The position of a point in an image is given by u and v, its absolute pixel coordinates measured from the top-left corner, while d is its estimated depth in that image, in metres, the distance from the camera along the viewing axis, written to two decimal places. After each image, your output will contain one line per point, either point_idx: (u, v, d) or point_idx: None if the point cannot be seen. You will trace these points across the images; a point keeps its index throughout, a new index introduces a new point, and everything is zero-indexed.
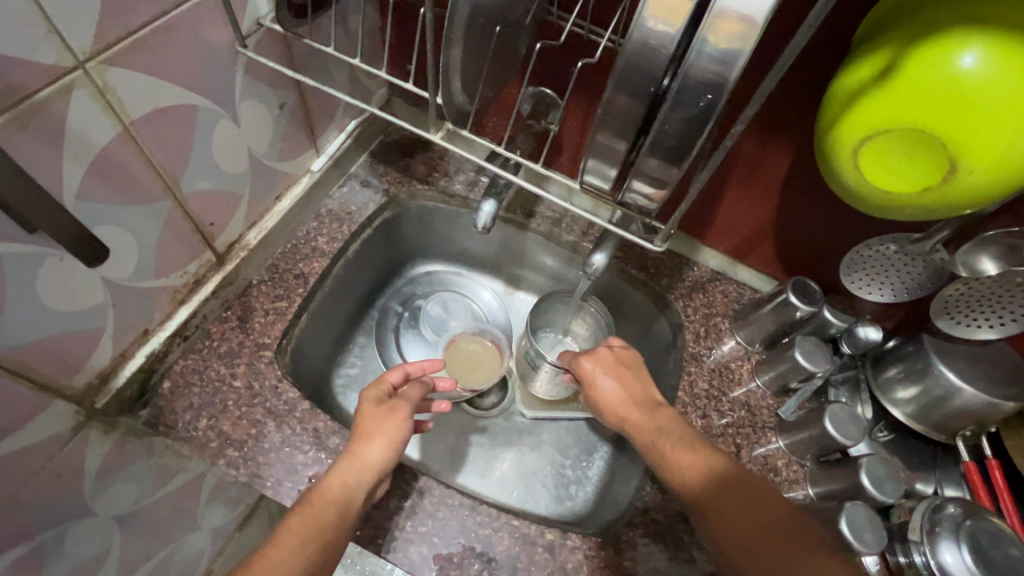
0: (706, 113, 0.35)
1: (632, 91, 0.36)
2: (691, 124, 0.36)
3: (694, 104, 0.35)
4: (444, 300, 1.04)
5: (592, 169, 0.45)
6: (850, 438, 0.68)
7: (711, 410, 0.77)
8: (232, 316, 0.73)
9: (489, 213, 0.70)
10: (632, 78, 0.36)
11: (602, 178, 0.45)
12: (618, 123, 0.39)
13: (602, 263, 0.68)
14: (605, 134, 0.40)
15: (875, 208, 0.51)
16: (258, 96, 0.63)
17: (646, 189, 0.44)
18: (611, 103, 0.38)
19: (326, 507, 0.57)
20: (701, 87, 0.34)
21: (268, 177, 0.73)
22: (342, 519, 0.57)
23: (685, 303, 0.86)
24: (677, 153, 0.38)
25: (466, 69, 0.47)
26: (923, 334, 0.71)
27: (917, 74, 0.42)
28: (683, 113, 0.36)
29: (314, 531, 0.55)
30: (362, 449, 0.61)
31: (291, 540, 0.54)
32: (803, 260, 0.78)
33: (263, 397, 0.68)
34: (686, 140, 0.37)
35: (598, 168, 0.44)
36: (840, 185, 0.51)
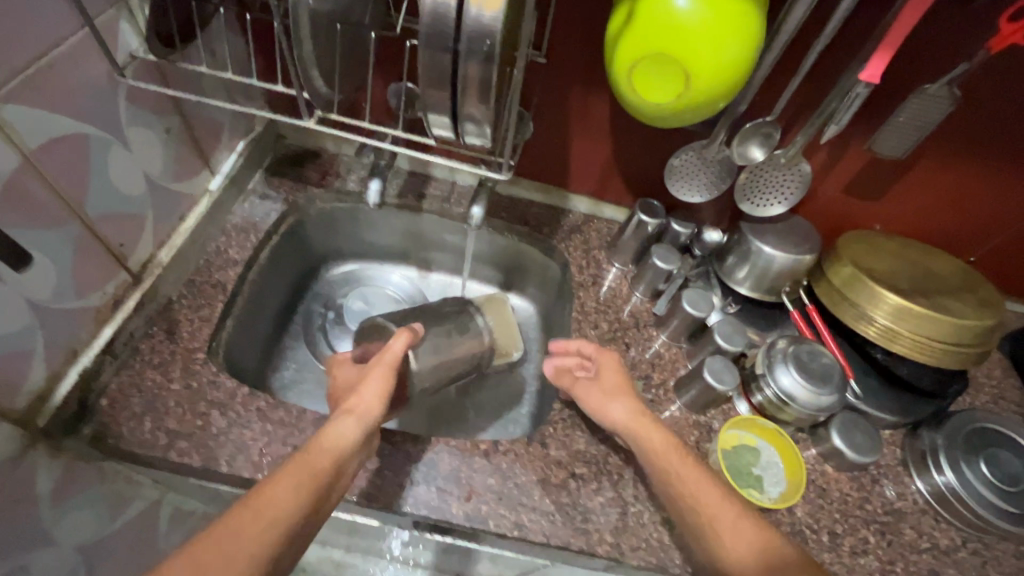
0: (491, 56, 0.49)
1: (439, 50, 0.50)
2: (484, 69, 0.50)
3: (482, 49, 0.48)
4: (363, 294, 1.13)
5: (436, 124, 0.58)
6: (704, 311, 0.85)
7: (603, 321, 0.92)
8: (158, 330, 0.78)
9: (377, 191, 0.80)
10: (436, 41, 0.49)
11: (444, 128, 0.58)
12: (437, 76, 0.52)
13: (481, 215, 0.81)
14: (433, 90, 0.53)
15: (657, 121, 0.67)
16: (144, 123, 0.71)
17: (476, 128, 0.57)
18: (428, 61, 0.51)
19: (322, 457, 0.62)
20: (482, 37, 0.48)
21: (167, 199, 0.79)
22: (334, 468, 0.62)
23: (567, 245, 1.01)
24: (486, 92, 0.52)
25: (321, 60, 0.59)
26: (740, 222, 0.90)
27: (647, 13, 0.58)
28: (477, 60, 0.49)
29: (310, 473, 0.60)
30: (354, 404, 0.69)
31: (291, 478, 0.58)
32: (646, 186, 0.96)
33: (204, 392, 0.75)
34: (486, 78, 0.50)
35: (438, 120, 0.57)
36: (628, 107, 0.67)
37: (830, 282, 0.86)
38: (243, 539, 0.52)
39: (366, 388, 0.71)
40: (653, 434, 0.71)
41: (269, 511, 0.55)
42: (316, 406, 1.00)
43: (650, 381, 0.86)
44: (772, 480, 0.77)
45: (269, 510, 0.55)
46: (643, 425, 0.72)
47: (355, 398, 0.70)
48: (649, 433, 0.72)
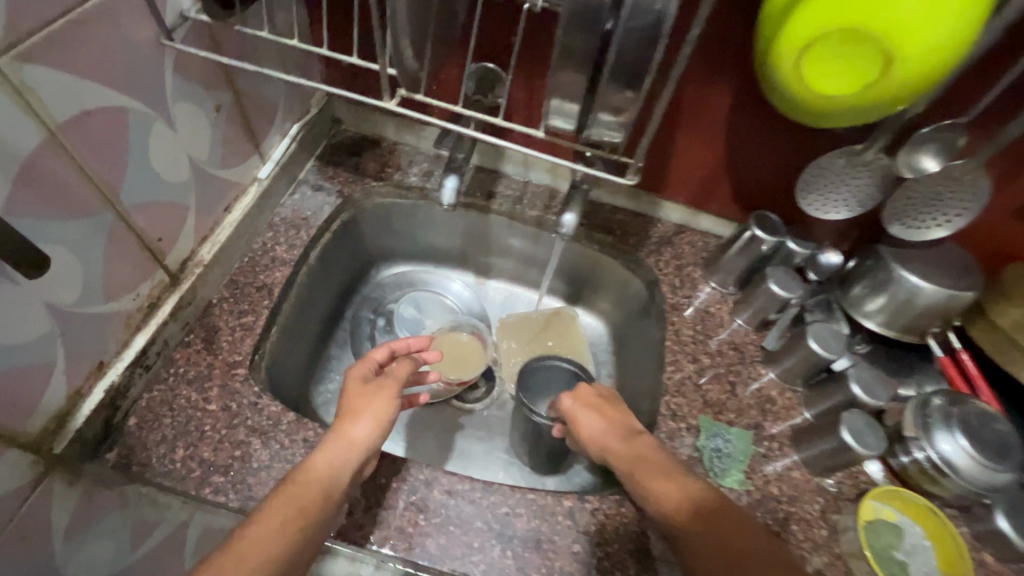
0: (660, 20, 0.36)
1: (585, 13, 0.37)
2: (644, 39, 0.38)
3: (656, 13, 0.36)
4: (416, 300, 1.02)
5: (557, 112, 0.46)
6: (835, 352, 0.70)
7: (701, 353, 0.78)
8: (196, 339, 0.68)
9: (453, 188, 0.68)
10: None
11: (569, 116, 0.47)
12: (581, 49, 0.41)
13: (573, 223, 0.68)
14: (565, 70, 0.42)
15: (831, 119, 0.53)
16: (192, 99, 0.61)
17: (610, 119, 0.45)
18: (567, 29, 0.39)
19: (309, 487, 0.55)
20: None
21: (214, 188, 0.69)
22: (326, 498, 0.55)
23: (656, 259, 0.88)
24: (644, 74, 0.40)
25: (414, 27, 0.47)
26: (879, 246, 0.75)
27: None
28: (639, 25, 0.37)
29: (293, 502, 0.53)
30: (347, 429, 0.59)
31: (277, 513, 0.52)
32: (758, 196, 0.81)
33: (244, 416, 0.64)
34: (647, 53, 0.38)
35: (563, 108, 0.46)
36: (790, 102, 0.54)
37: (992, 325, 0.71)
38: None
39: (368, 408, 0.62)
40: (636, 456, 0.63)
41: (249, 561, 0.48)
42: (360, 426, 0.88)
43: (760, 431, 0.72)
44: (920, 566, 0.63)
45: (248, 558, 0.48)
46: (632, 453, 0.63)
47: (349, 428, 0.60)
48: (621, 453, 0.64)
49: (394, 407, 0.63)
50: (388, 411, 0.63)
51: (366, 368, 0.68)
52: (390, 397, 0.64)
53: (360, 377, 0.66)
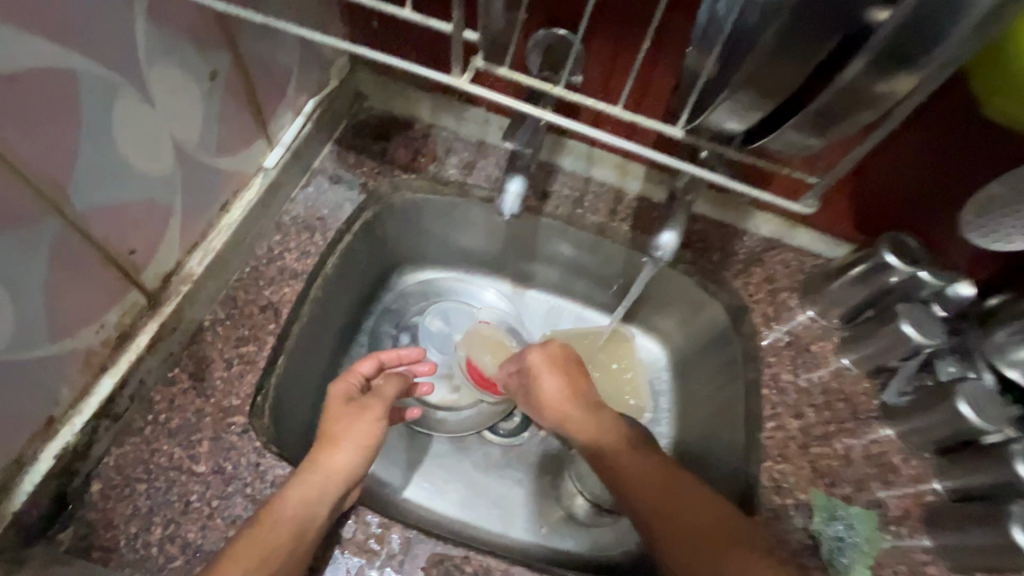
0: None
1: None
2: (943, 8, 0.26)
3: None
4: (444, 312, 0.88)
5: (724, 110, 0.37)
6: (988, 421, 0.55)
7: (805, 406, 0.64)
8: (182, 375, 0.53)
9: (518, 193, 0.52)
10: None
11: (736, 115, 0.37)
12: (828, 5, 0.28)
13: (673, 244, 0.52)
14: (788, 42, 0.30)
15: None
16: (178, 60, 0.44)
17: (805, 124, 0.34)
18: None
19: (280, 528, 0.45)
20: None
21: (207, 181, 0.53)
22: (305, 531, 0.45)
23: (744, 282, 0.72)
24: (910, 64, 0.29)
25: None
26: None
27: None
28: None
29: (267, 537, 0.44)
30: (323, 455, 0.49)
31: (250, 547, 0.43)
32: (887, 214, 0.65)
33: (241, 482, 0.49)
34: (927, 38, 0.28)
35: (740, 103, 0.35)
36: None
37: None
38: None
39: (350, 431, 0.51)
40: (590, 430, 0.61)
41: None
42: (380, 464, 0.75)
43: (884, 510, 0.58)
44: None
45: None
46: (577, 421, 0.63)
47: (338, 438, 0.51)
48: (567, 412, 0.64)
49: (378, 431, 0.53)
50: (375, 436, 0.53)
51: (346, 387, 0.56)
52: (375, 418, 0.53)
53: (342, 398, 0.54)
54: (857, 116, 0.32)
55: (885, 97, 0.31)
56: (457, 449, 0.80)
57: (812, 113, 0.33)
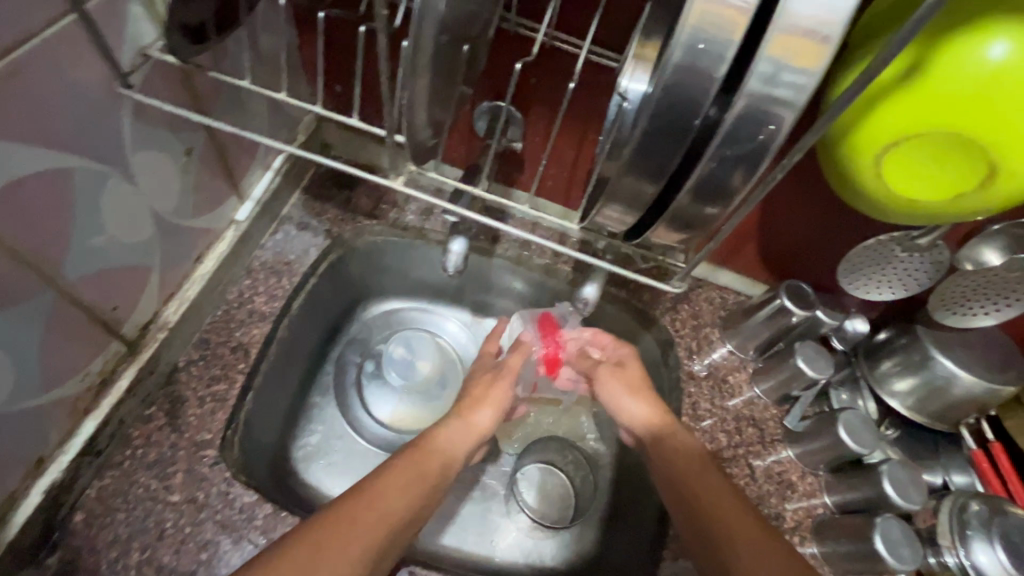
0: (762, 148, 0.33)
1: (666, 126, 0.34)
2: (743, 161, 0.34)
3: (754, 132, 0.32)
4: (407, 339, 0.93)
5: (607, 217, 0.43)
6: (865, 445, 0.65)
7: (718, 431, 0.72)
8: (158, 413, 0.60)
9: (460, 253, 0.60)
10: (673, 109, 0.33)
11: (617, 221, 0.44)
12: (659, 150, 0.35)
13: (594, 295, 0.61)
14: (634, 166, 0.37)
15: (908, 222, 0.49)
16: (158, 144, 0.51)
17: (668, 231, 0.42)
18: (643, 132, 0.35)
19: (379, 516, 0.50)
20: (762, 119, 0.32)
21: (182, 239, 0.59)
22: (445, 471, 0.58)
23: (672, 317, 0.79)
24: (724, 189, 0.36)
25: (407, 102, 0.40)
26: (916, 325, 0.69)
27: (940, 75, 0.38)
28: (739, 149, 0.33)
29: (420, 473, 0.56)
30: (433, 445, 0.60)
31: (400, 476, 0.54)
32: (789, 263, 0.74)
33: (212, 509, 0.56)
34: (730, 174, 0.35)
35: (613, 212, 0.42)
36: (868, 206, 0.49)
37: None
38: (350, 556, 0.46)
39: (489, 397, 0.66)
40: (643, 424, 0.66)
41: (337, 550, 0.46)
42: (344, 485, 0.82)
43: (781, 522, 0.67)
44: None
45: None
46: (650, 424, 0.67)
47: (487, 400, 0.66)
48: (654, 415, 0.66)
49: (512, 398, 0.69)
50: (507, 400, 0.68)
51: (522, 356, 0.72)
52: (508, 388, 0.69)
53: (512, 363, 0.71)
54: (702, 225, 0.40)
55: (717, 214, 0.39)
56: None
57: (668, 219, 0.40)
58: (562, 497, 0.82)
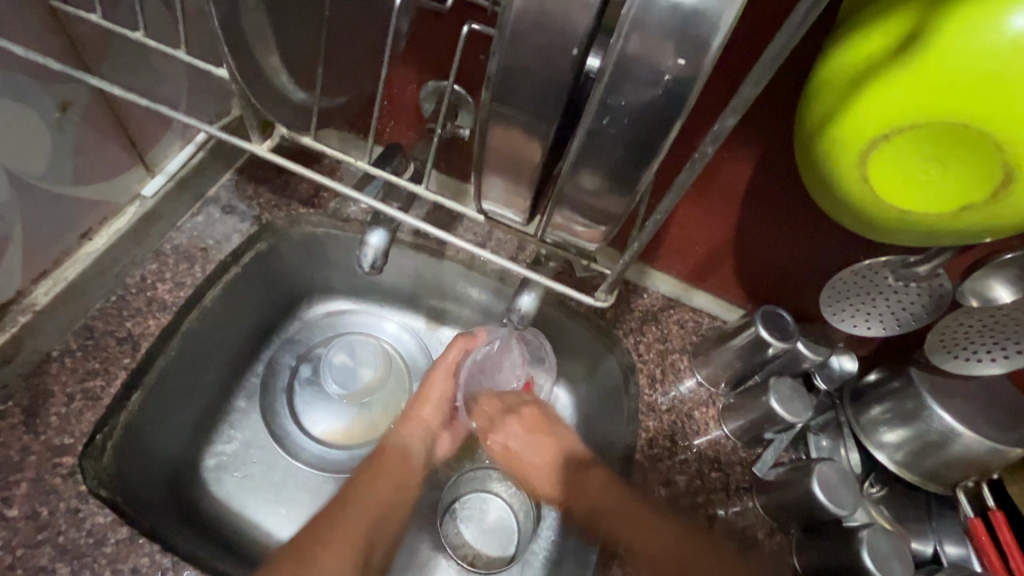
0: (671, 96, 0.24)
1: (537, 54, 0.24)
2: (644, 118, 0.25)
3: (654, 73, 0.23)
4: (350, 345, 0.78)
5: (492, 194, 0.33)
6: (843, 506, 0.55)
7: (676, 473, 0.63)
8: (14, 409, 0.52)
9: (379, 247, 0.52)
10: (544, 27, 0.24)
11: (506, 203, 0.33)
12: (531, 95, 0.26)
13: (531, 307, 0.52)
14: (502, 118, 0.27)
15: (898, 240, 0.41)
16: (15, 93, 0.46)
17: (577, 227, 0.33)
18: (508, 58, 0.25)
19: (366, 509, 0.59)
20: (665, 50, 0.22)
21: (60, 211, 0.54)
22: (406, 468, 0.66)
23: (636, 340, 0.68)
24: (617, 158, 0.27)
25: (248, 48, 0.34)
26: (911, 367, 0.60)
27: (946, 47, 0.30)
28: (636, 95, 0.24)
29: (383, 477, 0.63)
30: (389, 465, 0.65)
31: (368, 493, 0.61)
32: (767, 285, 0.65)
33: (54, 530, 0.48)
34: (625, 136, 0.25)
35: (499, 192, 0.32)
36: (849, 216, 0.40)
37: None
38: (334, 550, 0.55)
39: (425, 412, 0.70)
40: (572, 458, 0.67)
41: (318, 563, 0.53)
42: (261, 506, 0.68)
43: None
44: None
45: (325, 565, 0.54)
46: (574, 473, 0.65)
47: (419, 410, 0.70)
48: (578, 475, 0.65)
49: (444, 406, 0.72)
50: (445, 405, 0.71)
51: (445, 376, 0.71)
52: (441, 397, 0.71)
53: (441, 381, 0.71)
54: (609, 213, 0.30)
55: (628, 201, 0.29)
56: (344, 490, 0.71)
57: (555, 198, 0.31)
58: (504, 527, 0.72)
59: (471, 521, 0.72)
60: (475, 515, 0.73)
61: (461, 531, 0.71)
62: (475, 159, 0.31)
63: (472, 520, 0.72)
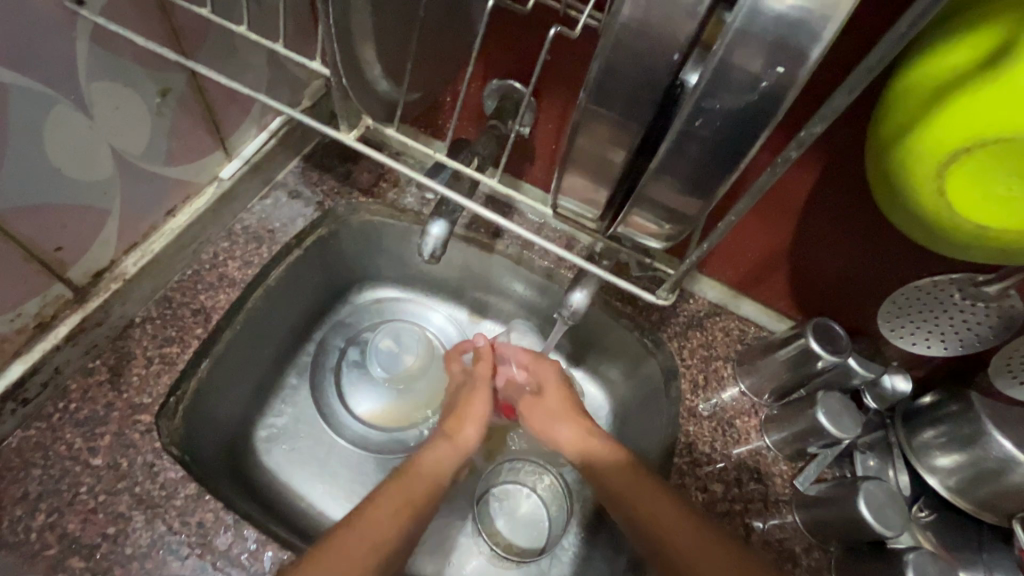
0: (765, 104, 0.24)
1: (638, 60, 0.25)
2: (735, 124, 0.25)
3: (751, 80, 0.24)
4: (396, 332, 0.80)
5: (568, 190, 0.34)
6: (890, 526, 0.54)
7: (714, 480, 0.62)
8: (102, 368, 0.57)
9: (439, 238, 0.54)
10: (646, 34, 0.25)
11: (581, 200, 0.35)
12: (626, 99, 0.27)
13: (582, 303, 0.53)
14: (592, 117, 0.28)
15: (972, 256, 0.40)
16: (124, 79, 0.50)
17: (648, 226, 0.34)
18: (606, 62, 0.26)
19: (416, 483, 0.58)
20: (765, 61, 0.23)
21: (151, 188, 0.58)
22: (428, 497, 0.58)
23: (680, 345, 0.68)
24: (704, 160, 0.27)
25: (349, 42, 0.36)
26: (970, 392, 0.58)
27: None
28: (731, 101, 0.25)
29: (403, 501, 0.56)
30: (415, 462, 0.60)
31: (385, 508, 0.54)
32: (822, 297, 0.64)
33: (132, 481, 0.52)
34: (716, 139, 0.26)
35: (574, 188, 0.34)
36: (920, 231, 0.40)
37: None
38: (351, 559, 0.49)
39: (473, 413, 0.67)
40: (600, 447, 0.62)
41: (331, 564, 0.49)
42: (305, 478, 0.72)
43: None
44: None
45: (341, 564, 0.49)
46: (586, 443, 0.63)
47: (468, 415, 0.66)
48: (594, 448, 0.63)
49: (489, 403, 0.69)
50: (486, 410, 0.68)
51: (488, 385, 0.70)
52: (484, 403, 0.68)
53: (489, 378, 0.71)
54: (684, 217, 0.32)
55: (705, 206, 0.30)
56: (385, 470, 0.74)
57: (633, 198, 0.32)
58: (537, 519, 0.74)
59: (505, 510, 0.74)
60: (510, 505, 0.75)
61: (496, 520, 0.74)
62: (559, 157, 0.32)
63: (506, 509, 0.74)
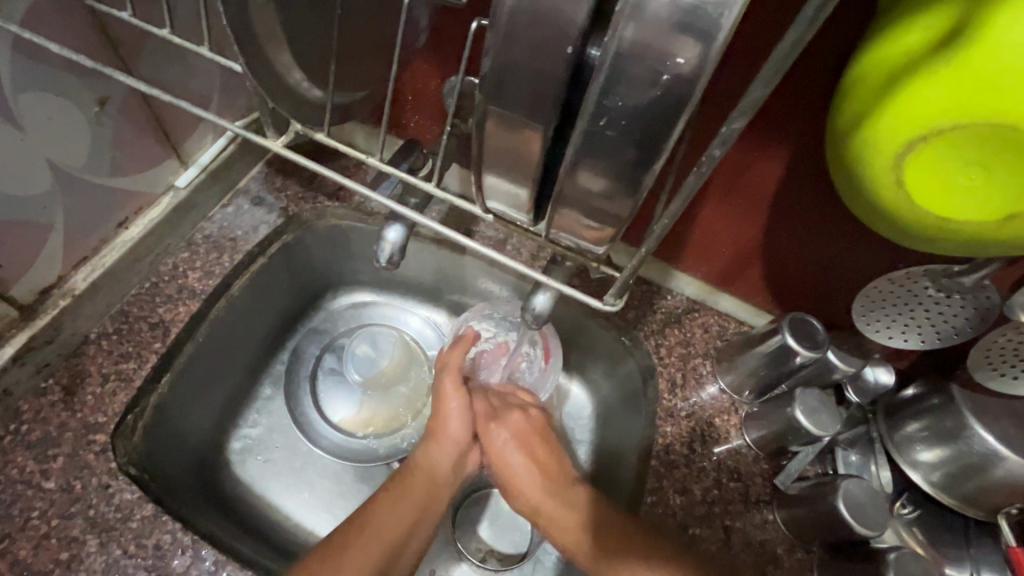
0: (672, 95, 0.23)
1: (535, 53, 0.24)
2: (642, 116, 0.24)
3: (651, 73, 0.22)
4: (373, 336, 0.78)
5: (494, 193, 0.32)
6: (870, 525, 0.53)
7: (693, 482, 0.60)
8: (55, 388, 0.55)
9: (396, 242, 0.52)
10: (540, 24, 0.23)
11: (511, 202, 0.33)
12: (530, 96, 0.25)
13: (545, 307, 0.51)
14: (503, 117, 0.27)
15: (935, 250, 0.38)
16: (58, 89, 0.48)
17: (587, 228, 0.32)
18: (502, 57, 0.24)
19: (418, 481, 0.59)
20: (657, 57, 0.22)
21: (98, 200, 0.56)
22: (432, 495, 0.59)
23: (657, 343, 0.66)
24: (619, 157, 0.26)
25: (264, 45, 0.34)
26: (951, 384, 0.56)
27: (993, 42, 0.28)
28: (635, 93, 0.23)
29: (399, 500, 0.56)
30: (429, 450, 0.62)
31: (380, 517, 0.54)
32: (798, 290, 0.62)
33: (86, 504, 0.50)
34: (627, 137, 0.25)
35: (503, 191, 0.32)
36: (881, 223, 0.38)
37: None
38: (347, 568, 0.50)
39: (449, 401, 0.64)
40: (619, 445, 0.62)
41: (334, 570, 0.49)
42: (279, 491, 0.70)
43: None
44: None
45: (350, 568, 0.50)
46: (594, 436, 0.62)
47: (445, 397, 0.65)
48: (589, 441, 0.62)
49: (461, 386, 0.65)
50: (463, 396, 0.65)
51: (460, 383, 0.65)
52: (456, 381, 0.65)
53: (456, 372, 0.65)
54: (617, 220, 0.30)
55: (633, 208, 0.29)
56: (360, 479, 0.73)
57: (554, 198, 0.30)
58: (517, 525, 0.72)
59: (483, 517, 0.73)
60: (489, 512, 0.73)
61: (475, 526, 0.72)
62: (475, 158, 0.30)
63: (484, 516, 0.73)
